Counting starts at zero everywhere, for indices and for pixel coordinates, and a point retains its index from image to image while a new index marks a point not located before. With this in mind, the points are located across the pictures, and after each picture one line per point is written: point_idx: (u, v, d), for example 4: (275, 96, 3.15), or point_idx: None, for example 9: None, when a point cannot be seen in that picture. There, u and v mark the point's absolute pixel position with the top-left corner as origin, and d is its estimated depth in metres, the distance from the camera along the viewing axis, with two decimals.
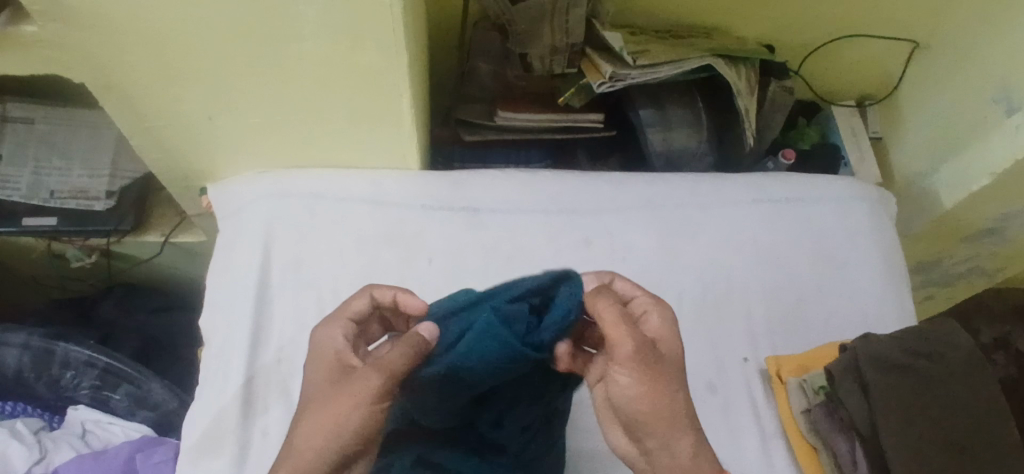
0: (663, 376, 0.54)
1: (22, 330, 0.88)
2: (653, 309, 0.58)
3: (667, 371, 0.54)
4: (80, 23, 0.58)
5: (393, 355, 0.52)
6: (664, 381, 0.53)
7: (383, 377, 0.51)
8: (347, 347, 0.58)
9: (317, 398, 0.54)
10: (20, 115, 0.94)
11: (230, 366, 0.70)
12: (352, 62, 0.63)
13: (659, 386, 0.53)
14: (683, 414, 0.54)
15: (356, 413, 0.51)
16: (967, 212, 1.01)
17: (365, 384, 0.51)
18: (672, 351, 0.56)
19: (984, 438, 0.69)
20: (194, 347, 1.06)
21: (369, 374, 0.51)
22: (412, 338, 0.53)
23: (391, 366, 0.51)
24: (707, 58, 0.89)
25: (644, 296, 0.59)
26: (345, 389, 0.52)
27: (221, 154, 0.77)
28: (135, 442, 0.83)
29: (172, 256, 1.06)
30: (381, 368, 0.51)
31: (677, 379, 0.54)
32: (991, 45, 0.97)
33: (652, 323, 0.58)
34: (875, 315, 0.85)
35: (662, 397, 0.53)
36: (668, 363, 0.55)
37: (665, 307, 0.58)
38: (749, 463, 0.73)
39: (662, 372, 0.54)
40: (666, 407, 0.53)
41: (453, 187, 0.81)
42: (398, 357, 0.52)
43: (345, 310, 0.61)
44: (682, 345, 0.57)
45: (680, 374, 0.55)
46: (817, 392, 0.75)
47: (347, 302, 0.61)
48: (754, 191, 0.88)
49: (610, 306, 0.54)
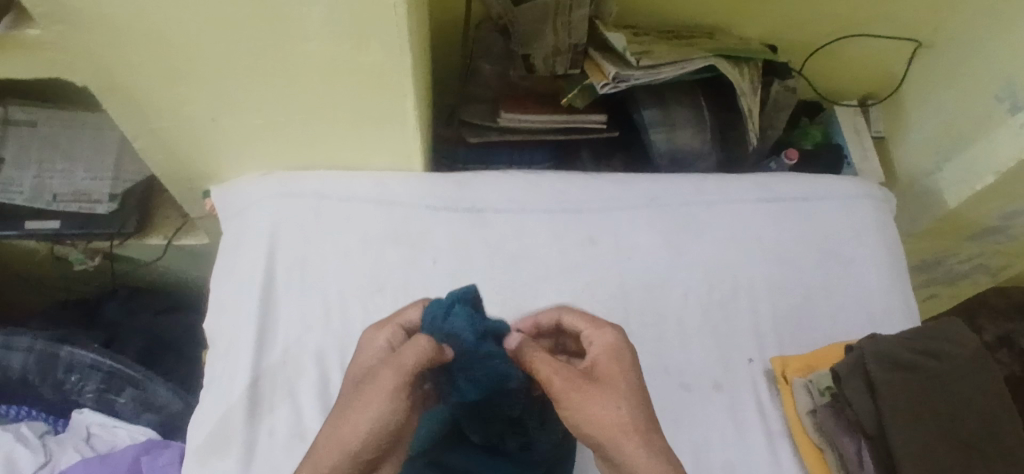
0: (599, 395, 0.54)
1: (27, 333, 0.88)
2: (595, 335, 0.59)
3: (606, 391, 0.54)
4: (84, 24, 0.58)
5: (409, 351, 0.52)
6: (602, 401, 0.53)
7: (393, 374, 0.52)
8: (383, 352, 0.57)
9: (343, 402, 0.54)
10: (23, 118, 0.94)
11: (236, 368, 0.70)
12: (357, 63, 0.63)
13: (595, 407, 0.53)
14: (630, 427, 0.53)
15: (369, 412, 0.51)
16: (972, 211, 1.01)
17: (383, 383, 0.51)
18: (615, 370, 0.56)
19: (991, 436, 0.69)
20: (199, 349, 1.06)
21: (383, 373, 0.52)
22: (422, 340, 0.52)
23: (403, 362, 0.52)
24: (711, 58, 0.89)
25: (586, 324, 0.60)
26: (364, 387, 0.53)
27: (225, 156, 0.77)
28: (142, 444, 0.83)
29: (175, 259, 1.06)
30: (393, 365, 0.52)
31: (619, 396, 0.54)
32: (996, 44, 0.97)
33: (595, 349, 0.58)
34: (880, 314, 0.85)
35: (602, 416, 0.53)
36: (608, 382, 0.55)
37: (608, 330, 0.59)
38: (756, 462, 0.73)
39: (601, 392, 0.54)
40: (608, 427, 0.53)
41: (458, 188, 0.81)
42: (410, 356, 0.52)
43: (396, 319, 0.60)
44: (627, 363, 0.57)
45: (625, 390, 0.55)
46: (822, 392, 0.75)
47: (403, 310, 0.60)
48: (759, 191, 0.88)
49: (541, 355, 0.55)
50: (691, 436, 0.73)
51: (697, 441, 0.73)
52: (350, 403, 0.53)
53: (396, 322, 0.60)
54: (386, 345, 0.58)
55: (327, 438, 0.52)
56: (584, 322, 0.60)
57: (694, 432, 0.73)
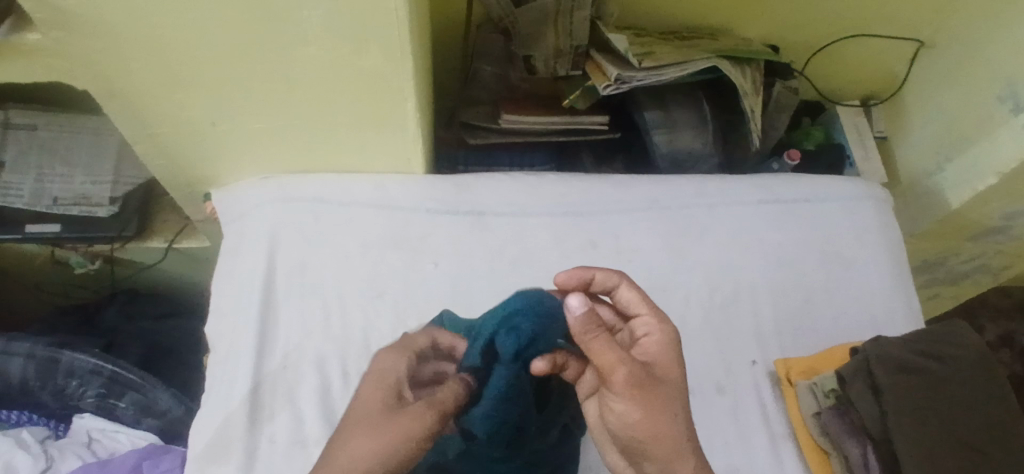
0: (655, 396, 0.54)
1: (27, 339, 0.87)
2: (655, 328, 0.58)
3: (664, 395, 0.54)
4: (83, 29, 0.58)
5: (450, 391, 0.56)
6: (660, 404, 0.54)
7: (435, 413, 0.53)
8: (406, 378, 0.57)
9: (363, 427, 0.52)
10: (23, 121, 0.93)
11: (236, 373, 0.70)
12: (357, 67, 0.63)
13: (654, 411, 0.53)
14: (678, 437, 0.53)
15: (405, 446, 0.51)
16: (974, 211, 1.01)
17: (422, 420, 0.52)
18: (671, 370, 0.56)
19: (996, 440, 0.68)
20: (199, 354, 1.05)
21: (424, 411, 0.53)
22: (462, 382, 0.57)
23: (445, 403, 0.55)
24: (713, 59, 0.88)
25: (646, 313, 0.59)
26: (399, 417, 0.52)
27: (225, 160, 0.76)
28: (142, 450, 0.83)
29: (175, 262, 1.06)
30: (434, 405, 0.54)
31: (674, 404, 0.54)
32: (999, 43, 0.96)
33: (651, 345, 0.57)
34: (883, 315, 0.85)
35: (658, 420, 0.53)
36: (663, 382, 0.55)
37: (667, 324, 0.58)
38: (759, 465, 0.73)
39: (660, 395, 0.54)
40: (663, 434, 0.53)
41: (458, 191, 0.81)
42: (450, 397, 0.55)
43: (410, 344, 0.61)
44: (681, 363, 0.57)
45: (678, 394, 0.55)
46: (827, 394, 0.75)
47: (412, 336, 0.61)
48: (762, 193, 0.88)
49: (606, 340, 0.53)
50: None
51: (700, 445, 0.72)
52: (380, 430, 0.51)
53: (408, 349, 0.60)
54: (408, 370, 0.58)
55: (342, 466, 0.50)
56: (641, 307, 0.59)
57: (697, 436, 0.73)
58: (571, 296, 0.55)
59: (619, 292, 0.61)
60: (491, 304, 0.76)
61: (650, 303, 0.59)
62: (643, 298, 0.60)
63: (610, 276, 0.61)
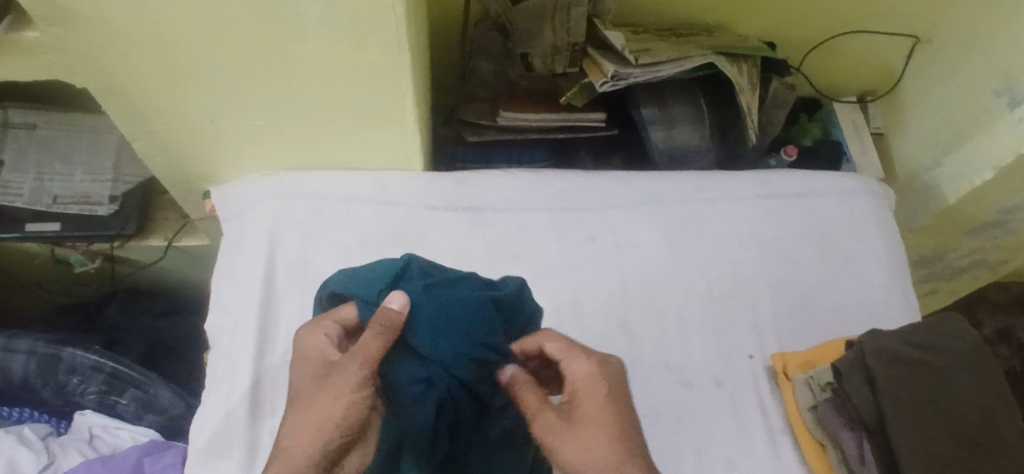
0: (581, 438, 0.57)
1: (27, 337, 0.88)
2: (570, 365, 0.60)
3: (590, 431, 0.57)
4: (83, 27, 0.58)
5: (367, 341, 0.53)
6: (589, 442, 0.56)
7: (359, 367, 0.53)
8: (330, 343, 0.57)
9: (299, 409, 0.55)
10: (22, 121, 0.93)
11: (237, 369, 0.70)
12: (353, 62, 0.63)
13: (580, 450, 0.56)
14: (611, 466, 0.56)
15: (341, 402, 0.53)
16: (971, 206, 1.02)
17: (347, 379, 0.53)
18: (593, 406, 0.58)
19: (995, 430, 0.69)
20: (201, 351, 1.06)
21: (349, 364, 0.53)
22: (381, 318, 0.54)
23: (364, 353, 0.53)
24: (711, 56, 0.89)
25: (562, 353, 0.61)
26: (331, 385, 0.54)
27: (224, 157, 0.77)
28: (143, 446, 0.83)
29: (175, 260, 1.06)
30: (356, 358, 0.53)
31: (605, 433, 0.57)
32: (992, 41, 0.97)
33: (571, 386, 0.59)
34: (880, 309, 0.85)
35: (585, 461, 0.56)
36: (591, 421, 0.57)
37: (584, 359, 0.60)
38: (757, 459, 0.73)
39: (583, 432, 0.57)
40: (595, 468, 0.56)
41: (456, 187, 0.81)
42: (373, 341, 0.53)
43: (327, 316, 0.60)
44: (604, 398, 0.59)
45: (601, 429, 0.57)
46: (823, 388, 0.74)
47: (338, 307, 0.60)
48: (758, 188, 0.88)
49: (528, 392, 0.57)
50: (691, 433, 0.73)
51: (699, 439, 0.73)
52: (317, 397, 0.54)
53: (331, 318, 0.59)
54: (327, 340, 0.58)
55: (301, 433, 0.54)
56: (560, 352, 0.60)
57: (695, 430, 0.73)
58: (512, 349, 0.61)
59: (544, 346, 0.60)
60: None
61: (566, 342, 0.61)
62: (563, 342, 0.60)
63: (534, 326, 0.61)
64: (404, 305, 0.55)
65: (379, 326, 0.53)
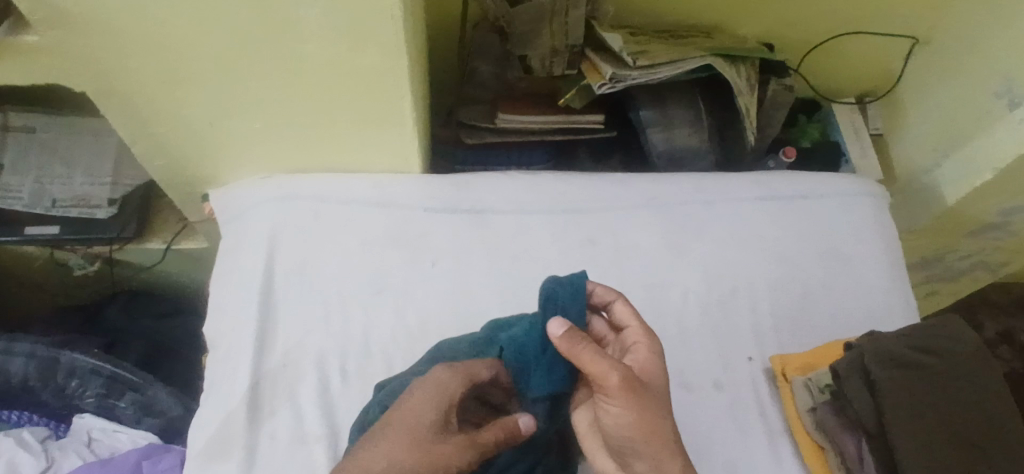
0: (646, 402, 0.55)
1: (27, 339, 0.87)
2: (643, 339, 0.60)
3: (655, 399, 0.56)
4: (83, 29, 0.58)
5: (490, 437, 0.56)
6: (650, 408, 0.55)
7: (475, 457, 0.55)
8: (456, 399, 0.57)
9: (399, 447, 0.53)
10: (21, 124, 0.94)
11: (236, 372, 0.70)
12: (354, 66, 0.63)
13: (644, 412, 0.54)
14: (666, 437, 0.55)
15: (441, 471, 0.53)
16: (971, 207, 1.02)
17: (462, 457, 0.54)
18: (657, 382, 0.58)
19: (996, 435, 0.69)
20: (200, 354, 1.06)
21: (465, 448, 0.54)
22: (511, 427, 0.57)
23: (483, 449, 0.55)
24: (708, 57, 0.89)
25: (637, 327, 0.61)
26: (452, 448, 0.54)
27: (224, 160, 0.77)
28: (142, 449, 0.83)
29: (174, 263, 1.06)
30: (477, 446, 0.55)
31: (665, 406, 0.57)
32: (991, 41, 0.97)
33: (639, 355, 0.59)
34: (881, 311, 0.85)
35: (649, 427, 0.54)
36: (655, 391, 0.57)
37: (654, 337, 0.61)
38: (758, 462, 0.73)
39: (650, 401, 0.55)
40: (653, 433, 0.55)
41: (456, 190, 0.81)
42: (490, 440, 0.56)
43: (454, 368, 0.58)
44: (666, 376, 0.59)
45: (663, 404, 0.57)
46: (822, 390, 0.75)
47: (477, 364, 0.60)
48: (758, 190, 0.88)
49: (591, 352, 0.54)
50: (691, 437, 0.73)
51: (699, 441, 0.73)
52: (417, 450, 0.53)
53: (467, 372, 0.58)
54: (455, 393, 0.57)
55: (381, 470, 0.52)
56: (633, 320, 0.62)
57: (695, 432, 0.73)
58: (552, 319, 0.56)
59: (615, 307, 0.63)
60: (492, 300, 0.76)
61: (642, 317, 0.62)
62: (636, 313, 0.62)
63: (605, 291, 0.64)
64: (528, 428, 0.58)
65: (505, 430, 0.57)
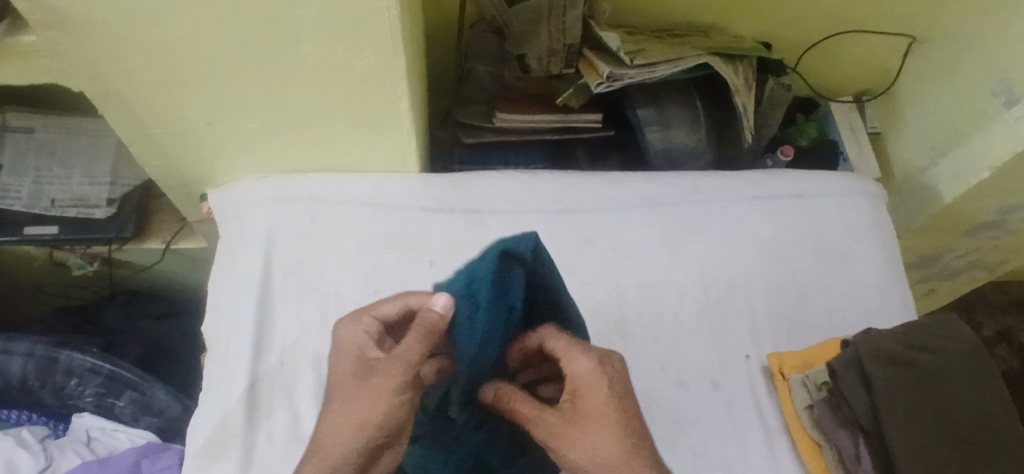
0: (574, 445, 0.56)
1: (26, 339, 0.87)
2: (569, 367, 0.58)
3: (584, 437, 0.56)
4: (81, 30, 0.58)
5: (409, 343, 0.57)
6: (581, 448, 0.56)
7: (401, 369, 0.56)
8: (369, 341, 0.60)
9: (338, 401, 0.57)
10: (20, 124, 0.93)
11: (234, 371, 0.70)
12: (349, 67, 0.63)
13: (575, 456, 0.56)
14: (609, 466, 0.56)
15: (380, 403, 0.55)
16: (967, 206, 1.02)
17: (390, 378, 0.56)
18: (596, 404, 0.57)
19: (989, 430, 0.69)
20: (198, 354, 1.06)
21: (390, 368, 0.56)
22: (423, 322, 0.57)
23: (407, 357, 0.56)
24: (705, 57, 0.89)
25: (561, 357, 0.58)
26: (375, 384, 0.56)
27: (221, 161, 0.77)
28: (141, 448, 0.83)
29: (172, 263, 1.06)
30: (399, 360, 0.56)
31: (601, 435, 0.56)
32: (988, 41, 0.97)
33: (570, 387, 0.58)
34: (876, 310, 0.85)
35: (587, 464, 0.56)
36: (586, 425, 0.57)
37: (586, 356, 0.58)
38: (755, 461, 0.73)
39: (579, 441, 0.56)
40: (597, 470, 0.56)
41: (452, 189, 0.81)
42: (410, 344, 0.57)
43: (365, 312, 0.62)
44: (602, 398, 0.57)
45: (608, 422, 0.57)
46: (819, 387, 0.75)
47: (379, 303, 0.62)
48: (754, 188, 0.88)
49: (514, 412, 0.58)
50: (688, 435, 0.73)
51: (696, 439, 0.73)
52: (351, 398, 0.57)
53: (370, 314, 0.62)
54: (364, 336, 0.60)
55: (337, 428, 0.56)
56: (560, 348, 0.58)
57: (692, 430, 0.73)
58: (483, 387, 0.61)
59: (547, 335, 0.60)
60: None
61: (569, 340, 0.58)
62: (563, 337, 0.59)
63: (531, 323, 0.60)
64: (447, 308, 0.57)
65: (418, 327, 0.57)
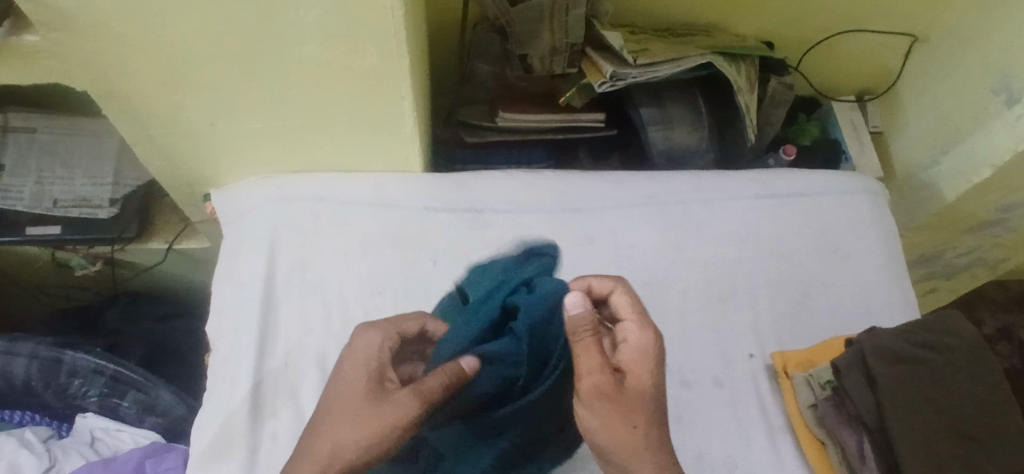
0: (621, 408, 0.55)
1: (30, 339, 0.88)
2: (634, 333, 0.58)
3: (631, 405, 0.55)
4: (82, 31, 0.58)
5: (430, 385, 0.55)
6: (622, 417, 0.55)
7: (418, 407, 0.55)
8: (386, 360, 0.58)
9: (343, 416, 0.55)
10: (23, 124, 0.94)
11: (238, 370, 0.70)
12: (352, 67, 0.63)
13: (613, 419, 0.55)
14: (636, 447, 0.55)
15: (389, 432, 0.54)
16: (969, 204, 1.02)
17: (405, 412, 0.54)
18: (643, 379, 0.56)
19: (995, 429, 0.69)
20: (201, 354, 1.06)
21: (407, 402, 0.55)
22: (452, 369, 0.56)
23: (426, 397, 0.55)
24: (707, 56, 0.90)
25: (630, 320, 0.59)
26: (387, 407, 0.55)
27: (224, 161, 0.77)
28: (145, 448, 0.83)
29: (175, 263, 1.06)
30: (418, 398, 0.55)
31: (643, 412, 0.56)
32: (989, 40, 0.98)
33: (628, 352, 0.58)
34: (878, 308, 0.86)
35: (619, 435, 0.55)
36: (635, 393, 0.56)
37: (646, 332, 0.58)
38: (759, 461, 0.73)
39: (625, 406, 0.55)
40: (624, 446, 0.55)
41: (455, 188, 0.81)
42: (434, 385, 0.55)
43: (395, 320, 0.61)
44: (655, 377, 0.57)
45: (646, 402, 0.56)
46: (823, 386, 0.75)
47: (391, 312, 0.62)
48: (756, 187, 0.88)
49: (583, 348, 0.55)
50: (692, 434, 0.73)
51: (700, 438, 0.73)
52: (361, 419, 0.55)
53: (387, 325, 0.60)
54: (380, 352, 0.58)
55: (336, 438, 0.55)
56: (629, 313, 0.59)
57: (696, 429, 0.73)
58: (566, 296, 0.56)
59: (613, 297, 0.60)
60: None
61: (638, 308, 0.60)
62: (633, 305, 0.60)
63: (604, 281, 0.61)
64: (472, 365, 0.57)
65: (444, 375, 0.55)
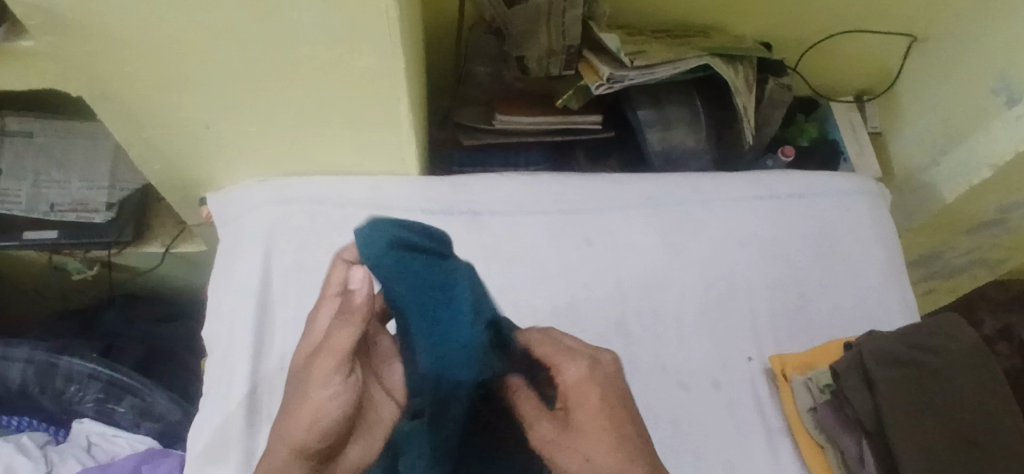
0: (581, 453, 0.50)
1: (25, 345, 0.87)
2: (563, 369, 0.51)
3: (589, 447, 0.49)
4: (78, 35, 0.58)
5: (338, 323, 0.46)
6: (587, 460, 0.49)
7: (337, 356, 0.44)
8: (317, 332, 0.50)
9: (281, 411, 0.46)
10: (19, 128, 0.93)
11: (233, 376, 0.70)
12: (348, 67, 0.63)
13: None
14: None
15: (318, 400, 0.44)
16: (968, 205, 1.02)
17: (327, 367, 0.44)
18: (589, 417, 0.49)
19: (995, 433, 0.68)
20: (198, 357, 1.06)
21: (323, 359, 0.45)
22: (353, 296, 0.47)
23: (338, 341, 0.45)
24: (705, 57, 0.89)
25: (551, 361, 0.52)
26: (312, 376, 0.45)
27: (221, 163, 0.77)
28: (142, 453, 0.83)
29: (173, 266, 1.06)
30: (331, 345, 0.45)
31: (609, 448, 0.49)
32: (988, 39, 0.97)
33: (563, 391, 0.51)
34: (877, 310, 0.85)
35: None
36: (587, 434, 0.49)
37: (575, 364, 0.51)
38: (757, 464, 0.73)
39: (583, 450, 0.49)
40: None
41: (452, 190, 0.81)
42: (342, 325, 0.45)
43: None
44: (601, 406, 0.50)
45: (607, 441, 0.49)
46: (822, 390, 0.75)
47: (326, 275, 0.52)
48: (754, 188, 0.88)
49: (510, 424, 0.49)
50: (690, 437, 0.73)
51: (698, 442, 0.72)
52: (294, 403, 0.45)
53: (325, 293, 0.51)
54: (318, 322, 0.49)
55: (279, 436, 0.44)
56: (549, 355, 0.51)
57: (694, 432, 0.73)
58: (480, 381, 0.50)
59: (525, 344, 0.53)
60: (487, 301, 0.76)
61: (556, 344, 0.52)
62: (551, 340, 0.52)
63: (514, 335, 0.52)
64: (367, 278, 0.48)
65: (341, 314, 0.46)
